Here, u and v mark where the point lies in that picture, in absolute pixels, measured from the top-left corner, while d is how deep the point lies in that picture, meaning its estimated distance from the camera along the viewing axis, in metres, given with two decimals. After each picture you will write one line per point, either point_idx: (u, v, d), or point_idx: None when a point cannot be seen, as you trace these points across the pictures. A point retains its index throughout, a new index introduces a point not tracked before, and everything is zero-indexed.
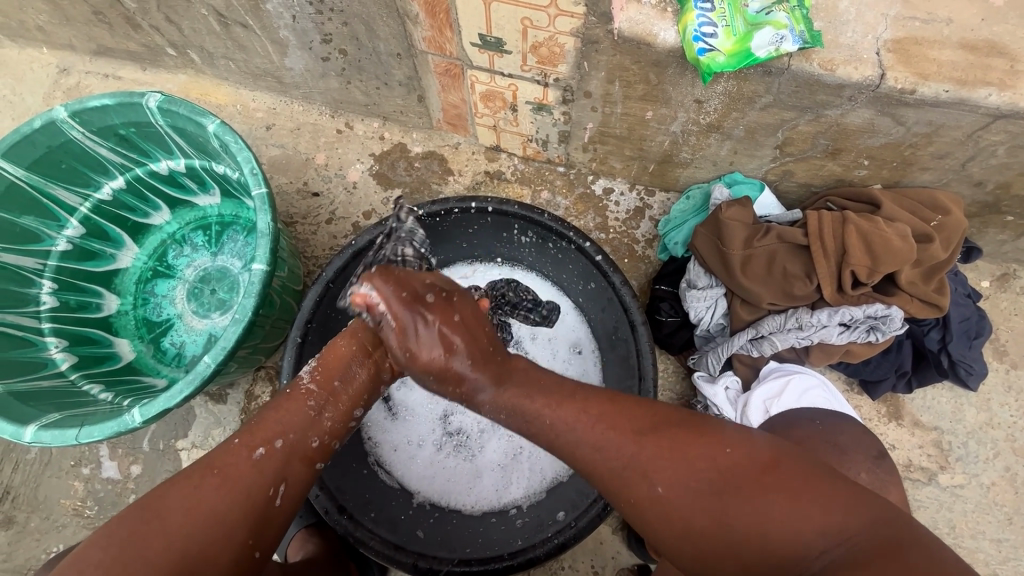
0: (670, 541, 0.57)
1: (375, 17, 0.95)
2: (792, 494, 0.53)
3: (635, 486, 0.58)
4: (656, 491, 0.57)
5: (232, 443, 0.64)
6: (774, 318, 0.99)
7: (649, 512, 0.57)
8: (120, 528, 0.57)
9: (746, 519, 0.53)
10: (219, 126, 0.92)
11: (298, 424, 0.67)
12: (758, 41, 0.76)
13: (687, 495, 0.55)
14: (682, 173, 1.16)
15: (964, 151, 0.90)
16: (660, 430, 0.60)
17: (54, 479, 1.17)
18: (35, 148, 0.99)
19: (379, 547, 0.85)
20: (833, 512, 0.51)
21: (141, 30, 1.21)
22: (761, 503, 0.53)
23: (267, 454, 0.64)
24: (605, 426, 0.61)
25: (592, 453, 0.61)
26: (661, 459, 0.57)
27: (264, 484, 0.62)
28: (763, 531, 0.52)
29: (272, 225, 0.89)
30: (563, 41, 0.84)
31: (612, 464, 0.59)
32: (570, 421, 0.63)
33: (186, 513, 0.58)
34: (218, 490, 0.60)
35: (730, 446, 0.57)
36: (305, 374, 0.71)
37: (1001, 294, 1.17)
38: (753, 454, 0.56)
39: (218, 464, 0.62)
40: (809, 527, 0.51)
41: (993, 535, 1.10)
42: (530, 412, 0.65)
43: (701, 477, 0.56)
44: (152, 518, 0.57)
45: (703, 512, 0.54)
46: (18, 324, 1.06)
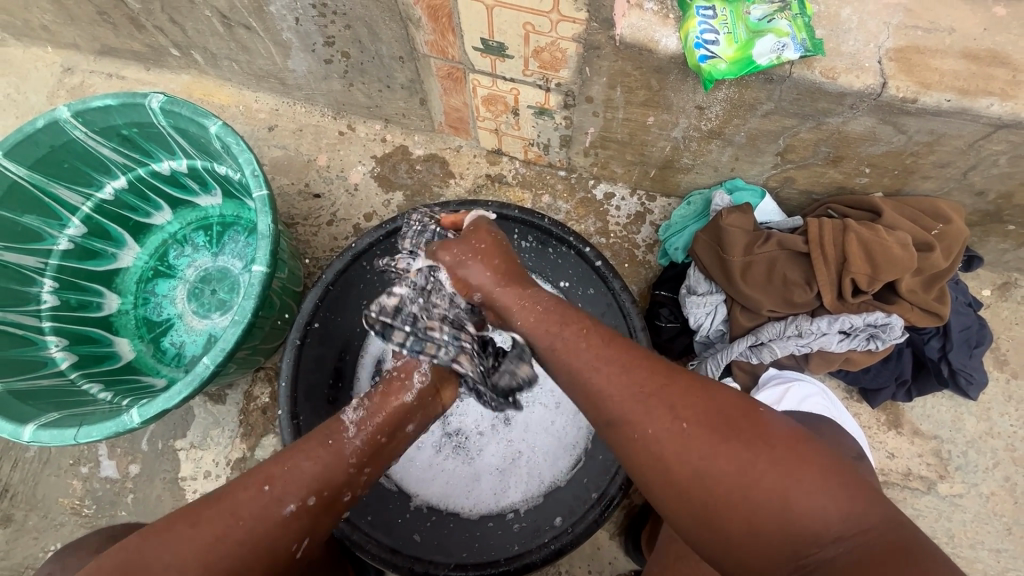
0: (677, 479, 0.57)
1: (378, 20, 0.95)
2: (819, 467, 0.54)
3: (657, 417, 0.58)
4: (678, 427, 0.57)
5: (264, 492, 0.61)
6: (774, 325, 0.99)
7: (665, 448, 0.57)
8: (137, 569, 0.56)
9: (771, 478, 0.54)
10: (221, 127, 0.92)
11: (335, 480, 0.65)
12: (759, 48, 0.77)
13: (712, 438, 0.56)
14: (683, 179, 1.16)
15: (966, 161, 0.90)
16: (693, 377, 0.61)
17: (53, 477, 1.17)
18: (38, 147, 0.99)
19: (375, 551, 0.86)
20: (855, 495, 0.53)
21: (144, 31, 1.21)
22: (788, 466, 0.54)
23: (298, 509, 0.62)
24: (638, 357, 0.63)
25: (619, 377, 0.61)
26: (693, 397, 0.58)
27: (290, 537, 0.61)
28: (782, 495, 0.53)
29: (273, 227, 0.89)
30: (565, 46, 0.84)
31: (638, 390, 0.60)
32: (604, 345, 0.64)
33: (206, 565, 0.57)
34: (241, 543, 0.59)
35: (759, 411, 0.58)
36: (348, 424, 0.68)
37: (1002, 303, 1.17)
38: (782, 425, 0.57)
39: (245, 515, 0.60)
40: (831, 503, 0.52)
41: (992, 545, 1.10)
42: (556, 343, 0.65)
43: (731, 428, 0.56)
44: (172, 564, 0.57)
45: (724, 460, 0.55)
46: (19, 323, 1.06)
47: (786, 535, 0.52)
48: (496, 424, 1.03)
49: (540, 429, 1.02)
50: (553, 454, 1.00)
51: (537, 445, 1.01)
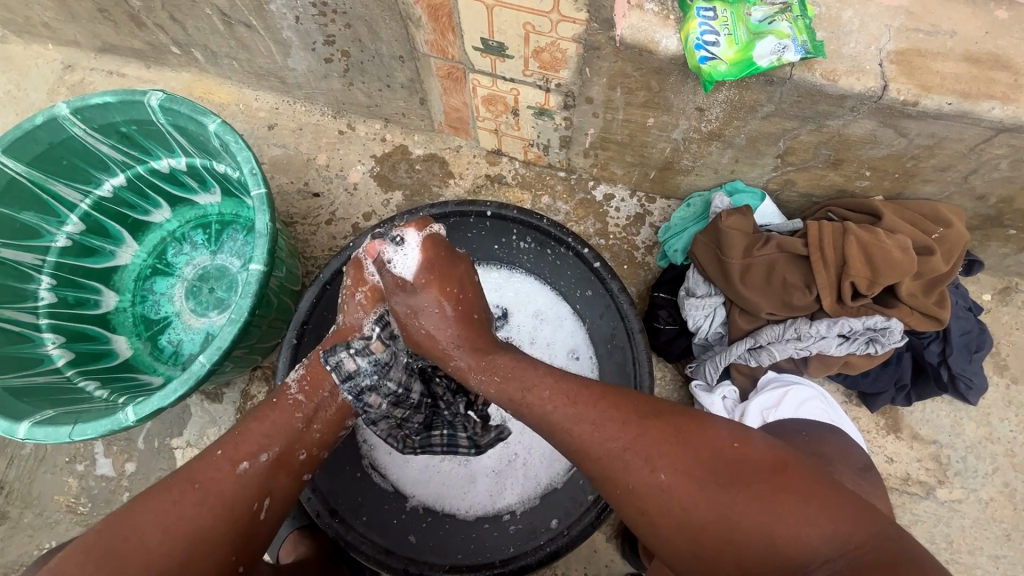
0: (665, 529, 0.58)
1: (378, 20, 0.95)
2: (800, 495, 0.54)
3: (636, 470, 0.59)
4: (658, 477, 0.58)
5: (217, 456, 0.65)
6: (773, 328, 0.99)
7: (648, 499, 0.58)
8: (98, 545, 0.59)
9: (754, 515, 0.54)
10: (220, 125, 0.92)
11: (289, 436, 0.69)
12: (760, 50, 0.76)
13: (690, 484, 0.57)
14: (683, 180, 1.16)
15: (966, 164, 0.90)
16: (665, 419, 0.61)
17: (48, 475, 1.17)
18: (37, 144, 0.99)
19: (370, 552, 0.86)
20: (840, 519, 0.53)
21: (145, 29, 1.21)
22: (769, 500, 0.54)
23: (251, 467, 0.65)
24: (608, 407, 0.63)
25: (593, 435, 0.62)
26: (666, 443, 0.59)
27: (248, 497, 0.64)
28: (769, 531, 0.54)
29: (271, 226, 0.89)
30: (565, 47, 0.84)
31: (613, 444, 0.60)
32: (570, 403, 0.64)
33: (164, 531, 0.60)
34: (198, 505, 0.61)
35: (737, 441, 0.59)
36: (291, 382, 0.72)
37: (1002, 308, 1.16)
38: (761, 454, 0.58)
39: (198, 479, 0.63)
40: (814, 530, 0.53)
41: (991, 551, 1.09)
42: (529, 404, 0.66)
43: (709, 470, 0.57)
44: (131, 536, 0.59)
45: (707, 505, 0.56)
46: (15, 319, 1.05)
47: (775, 568, 0.53)
48: None
49: (537, 432, 1.01)
50: (549, 455, 0.99)
51: (534, 448, 1.00)
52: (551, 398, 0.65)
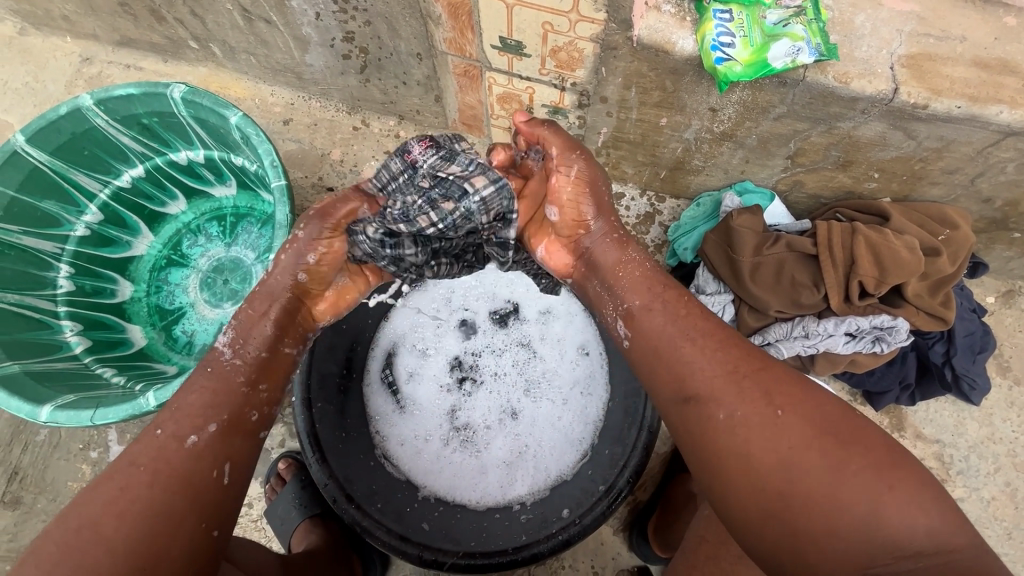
0: (756, 463, 0.56)
1: (399, 17, 0.97)
2: (920, 480, 0.52)
3: (750, 399, 0.59)
4: (773, 411, 0.58)
5: (158, 435, 0.64)
6: (781, 326, 1.01)
7: (750, 429, 0.58)
8: (49, 543, 0.57)
9: (862, 480, 0.52)
10: (241, 118, 0.94)
11: (234, 402, 0.69)
12: (774, 53, 0.78)
13: (804, 429, 0.56)
14: (693, 180, 1.17)
15: (974, 168, 0.92)
16: (794, 373, 0.62)
17: (62, 461, 1.19)
18: (60, 134, 1.01)
19: (385, 538, 0.87)
20: (950, 521, 0.52)
21: (165, 23, 1.23)
22: (888, 471, 0.53)
23: (201, 439, 0.65)
24: (739, 344, 0.64)
25: (716, 356, 0.63)
26: (791, 390, 0.59)
27: (205, 464, 0.64)
28: (873, 502, 0.52)
29: (291, 217, 0.91)
30: (582, 47, 0.85)
31: (732, 370, 0.62)
32: (704, 327, 0.67)
33: (120, 514, 0.58)
34: (152, 485, 0.60)
35: (863, 418, 0.58)
36: (226, 348, 0.72)
37: (1006, 310, 1.18)
38: (887, 437, 0.56)
39: (144, 460, 0.62)
40: (921, 517, 0.51)
41: (992, 549, 1.11)
42: (656, 320, 0.69)
43: (826, 424, 0.56)
44: (84, 526, 0.57)
45: (816, 454, 0.54)
46: (35, 306, 1.07)
47: (865, 539, 0.51)
48: (503, 418, 1.05)
49: (547, 426, 1.03)
50: (559, 449, 1.01)
51: (544, 441, 1.02)
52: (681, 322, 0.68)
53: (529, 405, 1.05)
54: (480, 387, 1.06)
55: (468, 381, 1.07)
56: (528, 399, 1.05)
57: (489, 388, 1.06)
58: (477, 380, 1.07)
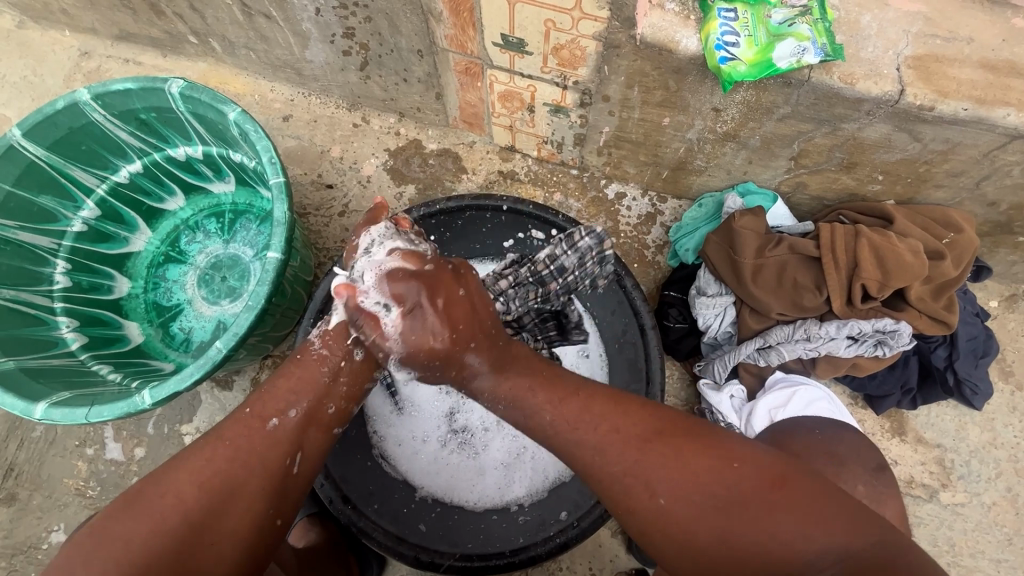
0: (666, 545, 0.59)
1: (399, 14, 0.96)
2: (795, 511, 0.55)
3: (637, 495, 0.60)
4: (657, 501, 0.59)
5: (247, 413, 0.65)
6: (783, 328, 1.00)
7: (647, 519, 0.60)
8: (134, 500, 0.60)
9: (751, 538, 0.55)
10: (240, 114, 0.93)
11: (317, 391, 0.68)
12: (779, 52, 0.77)
13: (687, 503, 0.58)
14: (696, 180, 1.16)
15: (979, 170, 0.91)
16: (666, 442, 0.61)
17: (58, 458, 1.18)
18: (57, 128, 1.00)
19: (382, 539, 0.90)
20: (838, 532, 0.54)
21: (164, 18, 1.22)
22: (765, 513, 0.55)
23: (282, 424, 0.65)
24: (610, 431, 0.63)
25: (596, 461, 0.62)
26: (664, 471, 0.59)
27: (281, 452, 0.65)
28: (764, 545, 0.55)
29: (289, 214, 0.90)
30: (585, 45, 0.85)
31: (614, 469, 0.61)
32: (571, 426, 0.64)
33: (201, 485, 0.60)
34: (232, 462, 0.62)
35: (735, 460, 0.59)
36: (314, 338, 0.70)
37: (1009, 315, 1.17)
38: (760, 470, 0.58)
39: (229, 437, 0.64)
40: (809, 544, 0.53)
41: (992, 554, 1.10)
42: (530, 407, 0.66)
43: (709, 492, 0.58)
44: (167, 493, 0.60)
45: (704, 523, 0.57)
46: (30, 302, 1.06)
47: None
48: (502, 420, 1.01)
49: None
50: None
51: None
52: (554, 420, 0.65)
53: None
54: None
55: None
56: None
57: None
58: None
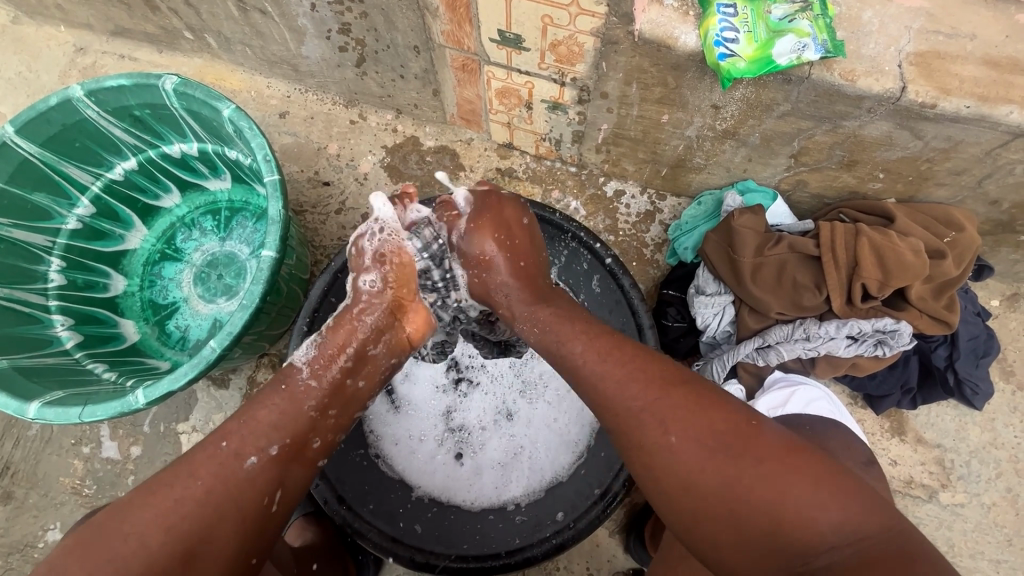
0: (669, 490, 0.59)
1: (396, 9, 0.95)
2: (810, 476, 0.54)
3: (651, 431, 0.60)
4: (669, 439, 0.59)
5: (221, 449, 0.63)
6: (782, 328, 0.99)
7: (654, 461, 0.59)
8: (95, 538, 0.57)
9: (758, 490, 0.55)
10: (234, 111, 0.92)
11: (300, 428, 0.67)
12: (779, 48, 0.76)
13: (700, 450, 0.58)
14: (695, 178, 1.15)
15: (981, 169, 0.90)
16: (689, 386, 0.62)
17: (54, 457, 1.17)
18: (50, 125, 0.99)
19: (376, 539, 0.88)
20: (851, 507, 0.53)
21: (159, 13, 1.21)
22: (779, 475, 0.55)
23: (259, 462, 0.63)
24: (635, 369, 0.64)
25: (615, 389, 0.63)
26: (684, 411, 0.59)
27: (258, 492, 0.62)
28: (772, 506, 0.54)
29: (284, 213, 0.89)
30: (582, 41, 0.83)
31: (633, 402, 0.62)
32: (600, 358, 0.66)
33: (169, 527, 0.58)
34: (202, 504, 0.60)
35: (752, 419, 0.59)
36: (302, 367, 0.70)
37: (1010, 314, 1.16)
38: (773, 435, 0.58)
39: (202, 473, 0.61)
40: (822, 513, 0.53)
41: (992, 555, 1.09)
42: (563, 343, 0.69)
43: (720, 441, 0.57)
44: (131, 536, 0.57)
45: (713, 472, 0.56)
46: (25, 300, 1.05)
47: (774, 540, 0.53)
48: (498, 419, 1.02)
49: (543, 426, 1.01)
50: (555, 450, 0.99)
51: (539, 441, 1.00)
52: (584, 352, 0.68)
53: (525, 405, 1.03)
54: (475, 388, 1.04)
55: (465, 382, 1.04)
56: (524, 400, 1.03)
57: (484, 390, 1.04)
58: (473, 381, 1.04)
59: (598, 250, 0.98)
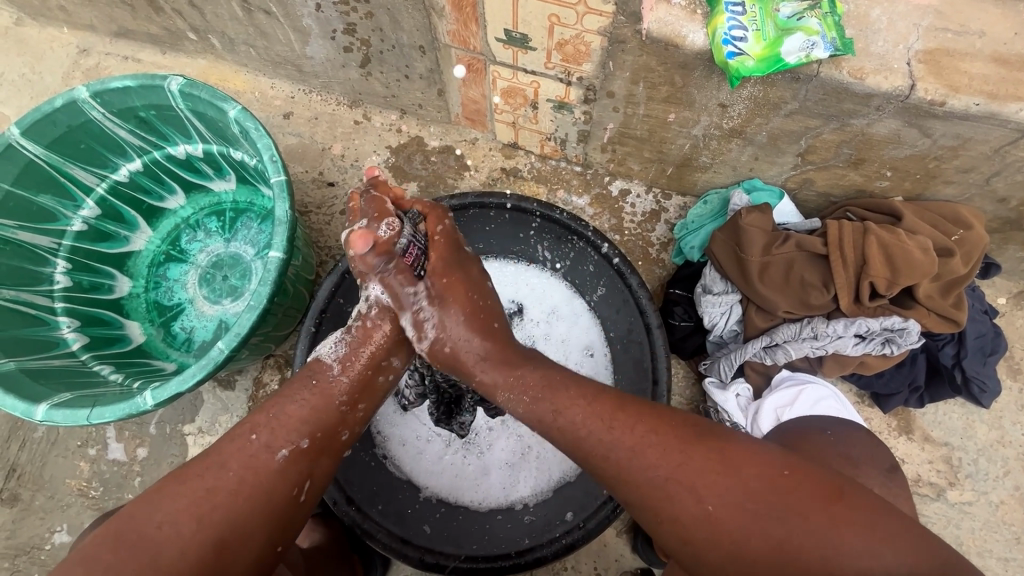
0: (712, 558, 0.55)
1: (400, 9, 0.94)
2: (856, 525, 0.52)
3: (681, 502, 0.57)
4: (704, 507, 0.56)
5: (252, 441, 0.62)
6: (790, 326, 0.99)
7: (692, 531, 0.56)
8: (124, 531, 0.56)
9: (808, 547, 0.52)
10: (240, 111, 0.92)
11: (328, 421, 0.66)
12: (788, 46, 0.76)
13: (737, 513, 0.55)
14: (701, 177, 1.15)
15: (990, 166, 0.90)
16: (709, 446, 0.58)
17: (61, 458, 1.17)
18: (56, 126, 0.99)
19: (386, 540, 0.88)
20: (902, 550, 0.51)
21: (163, 14, 1.21)
22: (826, 528, 0.52)
23: (291, 455, 0.63)
24: (646, 432, 0.60)
25: (633, 462, 0.59)
26: (711, 473, 0.57)
27: (289, 483, 0.62)
28: (824, 563, 0.51)
29: (291, 213, 0.89)
30: (590, 40, 0.83)
31: (654, 472, 0.58)
32: (607, 426, 0.62)
33: (201, 519, 0.57)
34: (236, 496, 0.59)
35: (783, 469, 0.56)
36: (332, 363, 0.69)
37: (1017, 312, 1.16)
38: (809, 482, 0.55)
39: (235, 466, 0.60)
40: (877, 563, 0.51)
41: (1000, 553, 1.09)
42: (562, 402, 0.64)
43: (762, 502, 0.55)
44: (163, 525, 0.56)
45: (758, 533, 0.54)
46: (31, 302, 1.05)
47: None
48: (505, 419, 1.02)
49: None
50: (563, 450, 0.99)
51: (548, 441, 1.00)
52: (586, 421, 0.62)
53: None
54: None
55: None
56: None
57: None
58: None
59: (604, 251, 0.98)
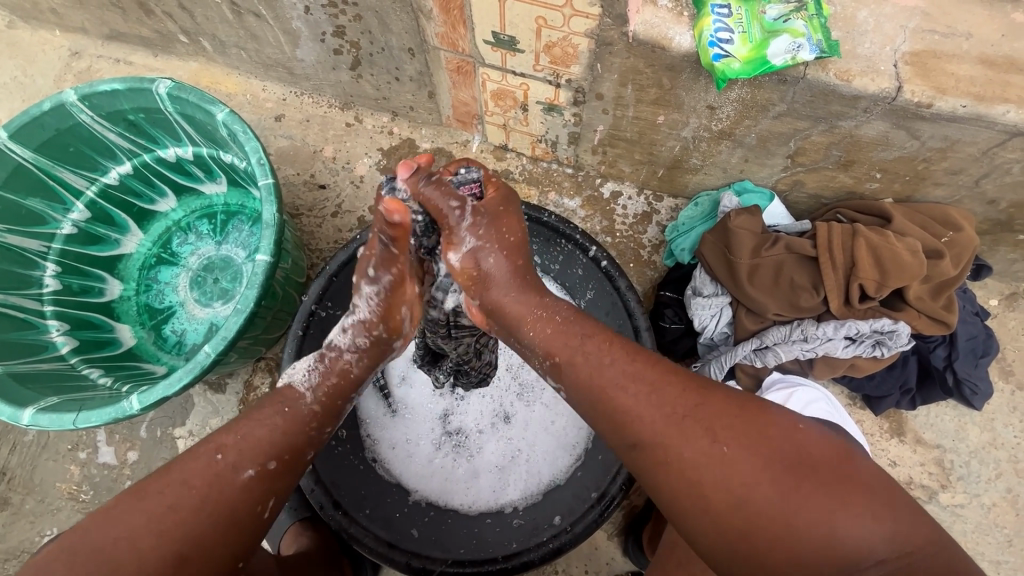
0: (713, 502, 0.55)
1: (388, 11, 0.94)
2: (862, 490, 0.53)
3: (697, 441, 0.56)
4: (718, 449, 0.55)
5: (217, 461, 0.60)
6: (779, 329, 0.98)
7: (699, 472, 0.55)
8: (83, 547, 0.55)
9: (813, 505, 0.53)
10: (228, 114, 0.92)
11: (296, 440, 0.64)
12: (773, 49, 0.76)
13: (751, 460, 0.54)
14: (692, 179, 1.15)
15: (978, 168, 0.90)
16: (729, 396, 0.59)
17: (51, 462, 1.17)
18: (44, 130, 0.98)
19: (372, 545, 0.87)
20: (900, 521, 0.53)
21: (153, 17, 1.20)
22: (833, 489, 0.53)
23: (257, 475, 0.61)
24: (667, 373, 0.60)
25: (651, 395, 0.58)
26: (731, 419, 0.57)
27: (253, 501, 0.60)
28: (826, 522, 0.52)
29: (278, 216, 0.88)
30: (577, 42, 0.83)
31: (672, 409, 0.57)
32: (630, 359, 0.61)
33: (160, 538, 0.56)
34: (198, 513, 0.57)
35: (799, 427, 0.57)
36: (307, 391, 0.67)
37: (1009, 313, 1.16)
38: (822, 444, 0.56)
39: (198, 483, 0.59)
40: (874, 530, 0.52)
41: (993, 556, 1.09)
42: (584, 339, 0.63)
43: (773, 453, 0.55)
44: (123, 538, 0.55)
45: (768, 485, 0.54)
46: (19, 306, 1.05)
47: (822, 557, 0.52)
48: (495, 422, 1.03)
49: (540, 430, 1.01)
50: (552, 453, 0.99)
51: (538, 445, 1.00)
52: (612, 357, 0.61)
53: (521, 408, 1.03)
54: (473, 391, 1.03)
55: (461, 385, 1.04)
56: (520, 402, 1.04)
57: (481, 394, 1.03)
58: None
59: (594, 254, 0.98)
